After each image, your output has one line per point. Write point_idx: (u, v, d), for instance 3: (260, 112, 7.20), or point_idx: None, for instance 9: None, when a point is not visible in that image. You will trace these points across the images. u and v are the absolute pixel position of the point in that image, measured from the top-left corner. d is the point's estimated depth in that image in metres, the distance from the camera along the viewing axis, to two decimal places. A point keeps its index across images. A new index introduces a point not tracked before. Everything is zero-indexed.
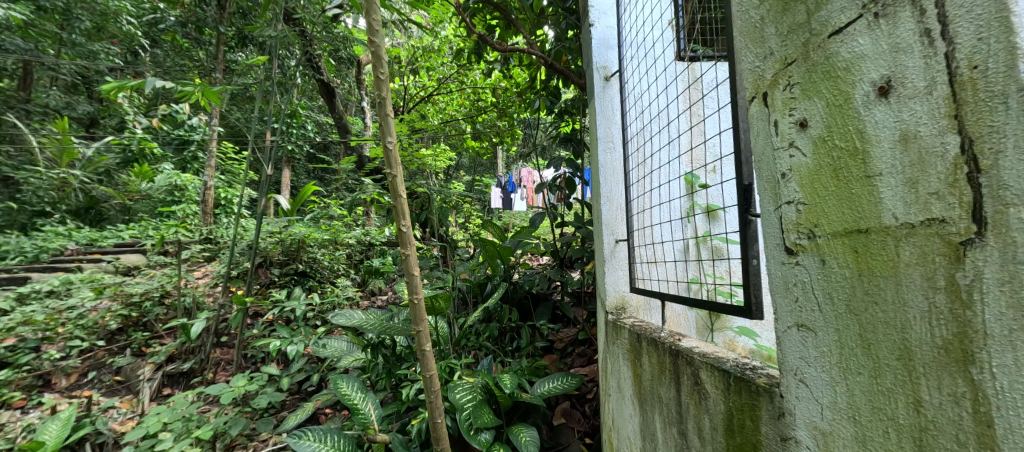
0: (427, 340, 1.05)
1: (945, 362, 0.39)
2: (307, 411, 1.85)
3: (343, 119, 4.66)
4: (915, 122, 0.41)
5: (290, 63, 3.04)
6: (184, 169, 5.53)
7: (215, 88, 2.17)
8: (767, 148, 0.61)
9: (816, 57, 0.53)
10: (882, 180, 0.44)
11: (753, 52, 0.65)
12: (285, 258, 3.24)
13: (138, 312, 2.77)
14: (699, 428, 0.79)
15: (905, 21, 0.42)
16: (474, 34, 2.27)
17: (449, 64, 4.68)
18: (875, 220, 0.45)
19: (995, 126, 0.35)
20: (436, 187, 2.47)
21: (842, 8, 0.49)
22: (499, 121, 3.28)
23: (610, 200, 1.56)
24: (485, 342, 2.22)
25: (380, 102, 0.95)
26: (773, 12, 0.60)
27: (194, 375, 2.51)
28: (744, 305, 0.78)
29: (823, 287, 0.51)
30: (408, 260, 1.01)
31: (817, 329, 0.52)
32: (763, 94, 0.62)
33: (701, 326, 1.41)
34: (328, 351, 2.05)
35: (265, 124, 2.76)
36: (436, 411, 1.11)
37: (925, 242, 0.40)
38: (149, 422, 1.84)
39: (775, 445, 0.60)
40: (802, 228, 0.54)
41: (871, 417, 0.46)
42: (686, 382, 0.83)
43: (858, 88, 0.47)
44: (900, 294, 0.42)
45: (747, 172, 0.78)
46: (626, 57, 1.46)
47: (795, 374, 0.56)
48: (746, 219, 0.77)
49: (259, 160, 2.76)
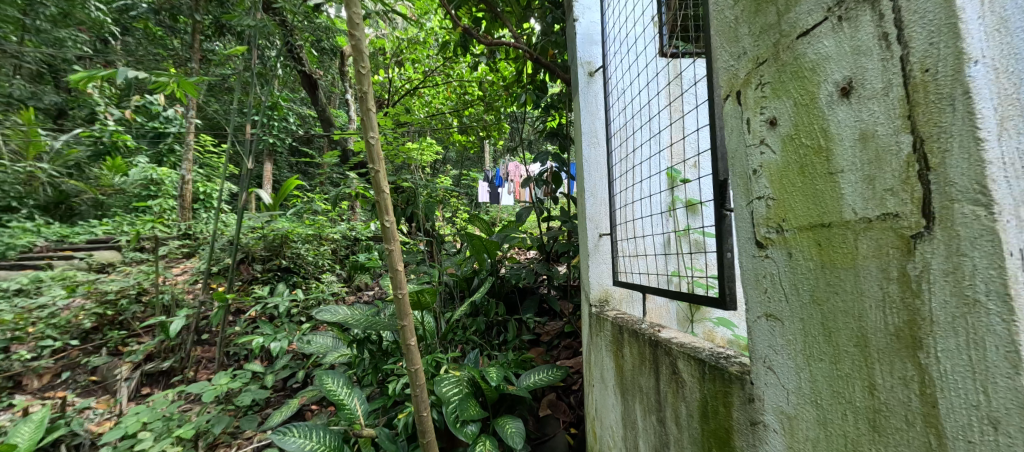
0: (412, 335, 1.04)
1: (895, 347, 0.41)
2: (292, 407, 1.86)
3: (324, 112, 4.60)
4: (873, 122, 0.43)
5: (270, 53, 2.94)
6: (160, 162, 5.47)
7: (191, 79, 2.08)
8: (739, 145, 0.64)
9: (786, 58, 0.55)
10: (843, 177, 0.47)
11: (727, 51, 0.67)
12: (268, 253, 3.18)
13: (114, 310, 2.69)
14: (676, 416, 0.82)
15: (866, 25, 0.44)
16: (459, 27, 2.27)
17: (435, 57, 4.67)
18: (837, 214, 0.47)
19: (943, 127, 0.37)
20: (422, 181, 2.51)
21: (809, 10, 0.51)
22: (487, 115, 3.24)
23: (594, 194, 1.59)
24: (471, 336, 2.25)
25: (361, 96, 0.94)
26: (746, 13, 0.62)
27: (174, 374, 2.46)
28: (719, 297, 0.81)
29: (789, 279, 0.54)
30: (392, 254, 1.00)
31: (784, 319, 0.55)
32: (736, 92, 0.65)
33: (682, 318, 1.47)
34: (313, 347, 2.03)
35: (245, 117, 2.65)
36: (422, 405, 1.11)
37: (881, 236, 0.42)
38: (128, 422, 1.80)
39: (746, 429, 0.62)
40: (771, 223, 0.57)
41: (830, 401, 0.48)
42: (665, 372, 0.86)
43: (823, 89, 0.49)
44: (858, 284, 0.44)
45: (722, 168, 0.80)
46: (611, 52, 1.47)
47: (763, 361, 0.58)
48: (719, 214, 0.80)
49: (239, 153, 2.70)
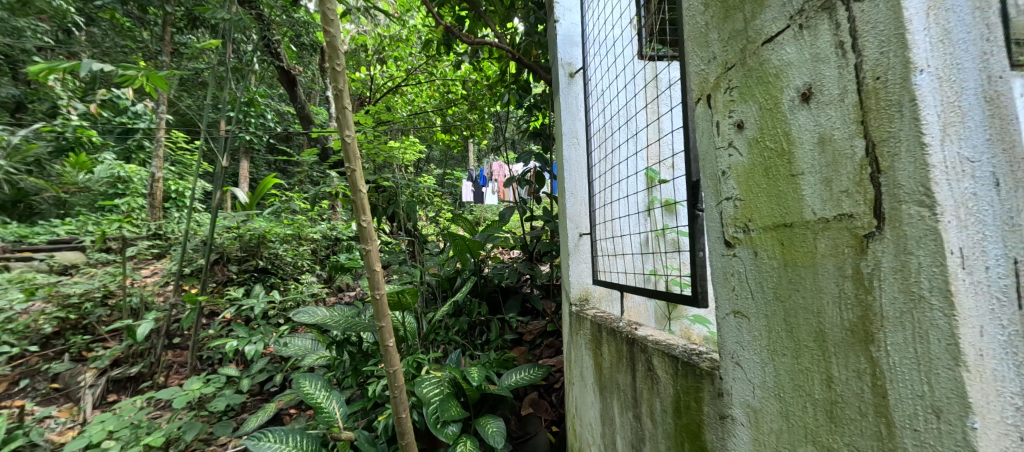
0: (391, 336, 1.03)
1: (850, 342, 0.43)
2: (269, 412, 1.81)
3: (303, 109, 4.50)
4: (831, 126, 0.45)
5: (246, 48, 2.86)
6: (128, 159, 5.28)
7: (162, 73, 2.01)
8: (710, 147, 0.66)
9: (752, 64, 0.57)
10: (804, 179, 0.49)
11: (699, 55, 0.69)
12: (244, 254, 3.11)
13: (77, 314, 2.59)
14: (652, 411, 0.84)
15: (824, 33, 0.46)
16: (441, 25, 2.26)
17: (418, 55, 4.63)
18: (798, 215, 0.49)
19: (892, 132, 0.39)
20: (403, 181, 2.49)
21: (773, 18, 0.53)
22: (470, 114, 3.24)
23: (575, 194, 1.61)
24: (454, 336, 2.25)
25: (337, 94, 0.93)
26: (716, 18, 0.64)
27: (143, 380, 2.39)
28: (693, 295, 0.83)
29: (755, 277, 0.56)
30: (370, 254, 0.99)
31: (750, 316, 0.56)
32: (707, 96, 0.67)
33: (660, 316, 1.50)
34: (291, 350, 2.01)
35: (220, 113, 2.57)
36: (401, 406, 1.11)
37: (838, 235, 0.44)
38: (93, 430, 1.73)
39: (715, 423, 0.64)
40: (739, 223, 0.59)
41: (792, 394, 0.50)
42: (641, 369, 0.88)
43: (786, 94, 0.51)
44: (817, 281, 0.46)
45: (696, 169, 0.82)
46: (591, 54, 1.49)
47: (732, 357, 0.60)
48: (691, 214, 0.82)
49: (213, 150, 2.63)
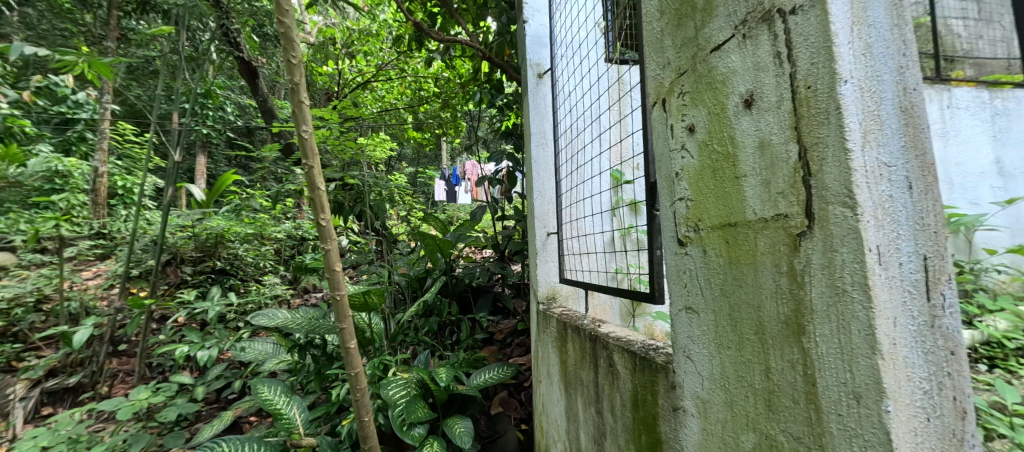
0: (352, 338, 1.01)
1: (785, 334, 0.46)
2: (225, 421, 1.75)
3: (265, 102, 4.32)
4: (769, 132, 0.48)
5: (203, 36, 2.71)
6: (67, 152, 4.90)
7: (106, 59, 1.88)
8: (664, 149, 0.68)
9: (701, 70, 0.59)
10: (746, 181, 0.51)
11: (655, 61, 0.71)
12: (200, 255, 2.98)
13: (5, 321, 2.39)
14: (612, 406, 0.86)
15: (763, 43, 0.49)
16: (411, 21, 2.24)
17: (389, 50, 4.52)
18: (741, 215, 0.52)
19: (821, 139, 0.42)
20: (370, 178, 2.44)
21: (720, 27, 0.55)
22: (443, 113, 3.22)
23: (542, 194, 1.63)
24: (423, 337, 2.22)
25: (293, 88, 0.90)
26: (670, 25, 0.66)
27: (83, 391, 2.23)
28: (651, 292, 0.86)
29: (704, 274, 0.58)
30: (329, 254, 0.97)
31: (699, 311, 0.59)
32: (662, 100, 0.69)
33: (625, 313, 1.54)
34: (250, 355, 1.95)
35: (174, 104, 2.44)
36: (363, 409, 1.09)
37: (775, 234, 0.47)
38: (23, 447, 1.60)
39: (669, 415, 0.67)
40: (690, 223, 0.62)
41: (736, 384, 0.53)
42: (602, 365, 0.90)
43: (731, 100, 0.54)
44: (757, 278, 0.49)
45: (654, 170, 0.85)
46: (558, 56, 1.51)
47: (684, 351, 0.63)
48: (650, 214, 0.85)
49: (164, 144, 2.48)
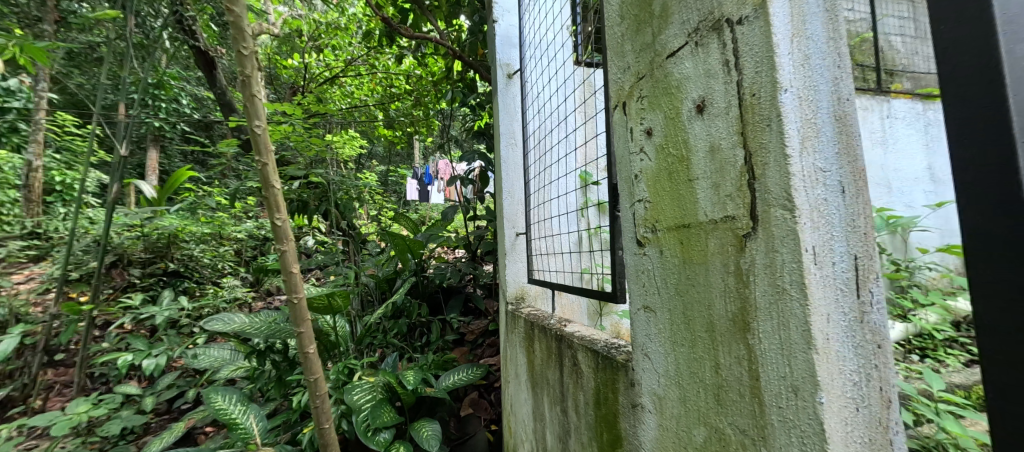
0: (311, 341, 0.98)
1: (733, 331, 0.48)
2: (177, 433, 1.66)
3: (224, 95, 4.12)
4: (718, 137, 0.50)
5: (155, 23, 2.54)
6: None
7: (41, 44, 1.73)
8: (625, 151, 0.70)
9: (658, 75, 0.61)
10: (698, 183, 0.53)
11: (616, 64, 0.73)
12: (150, 256, 2.82)
13: None
14: (576, 404, 0.87)
15: (714, 51, 0.51)
16: (379, 16, 2.19)
17: (358, 45, 4.39)
18: (694, 217, 0.54)
19: (764, 144, 0.44)
20: (337, 176, 2.36)
21: (675, 34, 0.57)
22: (415, 110, 3.17)
23: (511, 194, 1.63)
24: (392, 339, 2.18)
25: (245, 81, 0.87)
26: (630, 30, 0.68)
27: (14, 405, 2.06)
28: (614, 291, 0.87)
29: (660, 274, 0.60)
30: (286, 255, 0.93)
31: (656, 309, 0.61)
32: (622, 103, 0.71)
33: (592, 313, 1.56)
34: (205, 362, 1.86)
35: (122, 95, 2.29)
36: (323, 416, 1.06)
37: (724, 236, 0.49)
38: None
39: (628, 411, 0.68)
40: (648, 224, 0.63)
41: (689, 380, 0.55)
42: (567, 364, 0.91)
43: (685, 105, 0.56)
44: (708, 277, 0.51)
45: (617, 172, 0.87)
46: (527, 57, 1.52)
47: (642, 349, 0.64)
48: (613, 215, 0.86)
49: (110, 138, 2.33)
